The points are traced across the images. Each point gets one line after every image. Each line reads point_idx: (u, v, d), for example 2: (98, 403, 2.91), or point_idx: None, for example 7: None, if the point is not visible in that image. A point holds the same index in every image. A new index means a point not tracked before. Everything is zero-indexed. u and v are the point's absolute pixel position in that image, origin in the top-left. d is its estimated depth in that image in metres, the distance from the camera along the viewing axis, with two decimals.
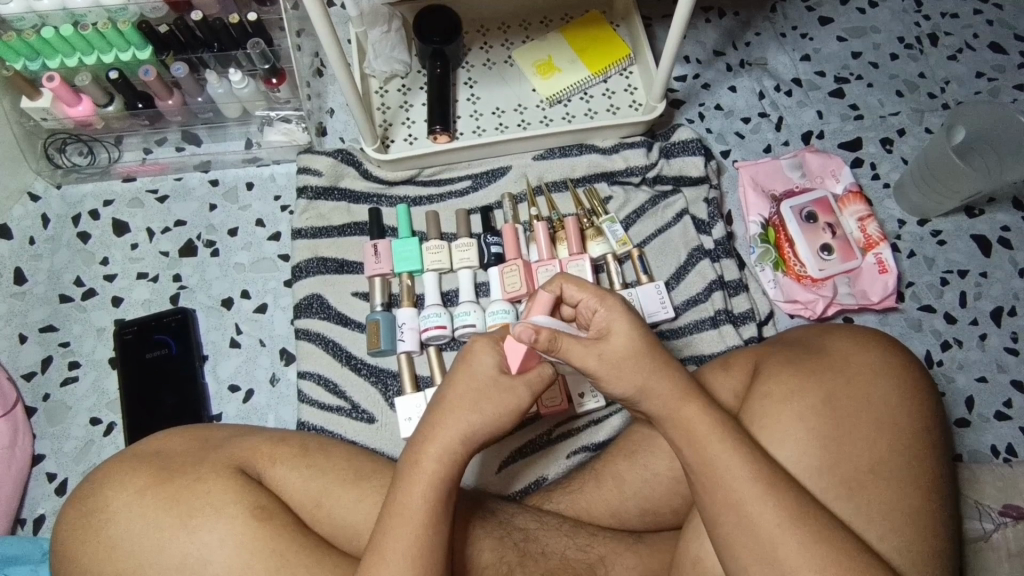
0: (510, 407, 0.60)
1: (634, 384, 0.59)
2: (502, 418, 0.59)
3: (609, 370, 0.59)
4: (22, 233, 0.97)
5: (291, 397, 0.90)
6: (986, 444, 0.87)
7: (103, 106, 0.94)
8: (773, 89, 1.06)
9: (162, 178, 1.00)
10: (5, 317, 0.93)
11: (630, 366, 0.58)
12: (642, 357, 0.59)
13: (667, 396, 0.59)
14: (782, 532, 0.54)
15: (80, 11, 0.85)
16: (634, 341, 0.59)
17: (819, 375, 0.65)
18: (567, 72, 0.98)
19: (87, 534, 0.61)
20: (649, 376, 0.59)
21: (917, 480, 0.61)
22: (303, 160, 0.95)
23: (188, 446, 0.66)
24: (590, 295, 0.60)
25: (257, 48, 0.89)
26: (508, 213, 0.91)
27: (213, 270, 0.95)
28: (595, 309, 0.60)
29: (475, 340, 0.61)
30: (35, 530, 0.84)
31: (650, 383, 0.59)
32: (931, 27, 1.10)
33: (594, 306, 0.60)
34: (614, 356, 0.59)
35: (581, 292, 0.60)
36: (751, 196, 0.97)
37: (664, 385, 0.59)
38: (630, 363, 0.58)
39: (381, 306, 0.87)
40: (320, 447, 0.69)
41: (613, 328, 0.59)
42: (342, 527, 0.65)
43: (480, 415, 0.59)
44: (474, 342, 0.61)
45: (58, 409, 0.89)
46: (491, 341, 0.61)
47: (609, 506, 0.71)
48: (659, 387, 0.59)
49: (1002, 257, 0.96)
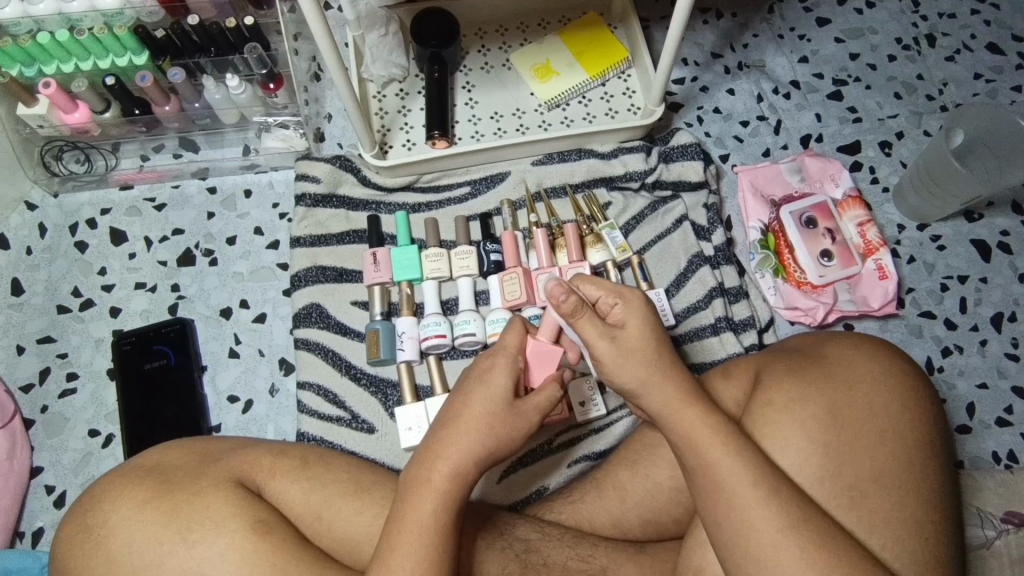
0: (520, 431, 0.61)
1: (639, 377, 0.60)
2: (512, 433, 0.60)
3: (616, 355, 0.60)
4: (19, 243, 0.97)
5: (291, 407, 0.89)
6: (987, 450, 0.88)
7: (100, 112, 0.94)
8: (772, 92, 1.05)
9: (160, 186, 1.00)
10: (3, 328, 0.93)
11: (637, 357, 0.60)
12: (650, 351, 0.60)
13: (669, 399, 0.60)
14: (784, 537, 0.54)
15: (75, 16, 0.86)
16: (645, 332, 0.61)
17: (820, 383, 0.65)
18: (566, 76, 0.97)
19: (88, 552, 0.61)
20: (653, 370, 0.60)
21: (920, 490, 0.61)
22: (301, 167, 0.95)
23: (188, 460, 0.66)
24: (607, 292, 0.62)
25: (254, 53, 0.89)
26: (507, 220, 0.92)
27: (211, 280, 0.95)
28: (613, 304, 0.62)
29: (495, 357, 0.63)
30: (35, 543, 0.83)
31: (654, 379, 0.60)
32: (929, 28, 1.10)
33: (613, 302, 0.62)
34: (630, 338, 0.60)
35: (599, 288, 0.63)
36: (751, 202, 0.97)
37: (667, 385, 0.60)
38: (636, 355, 0.60)
39: (381, 315, 0.87)
40: (321, 459, 0.69)
41: (629, 320, 0.61)
42: (343, 541, 0.65)
43: (492, 437, 0.59)
44: (495, 356, 0.63)
45: (56, 420, 0.89)
46: (509, 359, 0.63)
47: (611, 517, 0.72)
48: (662, 387, 0.60)
49: (1002, 261, 0.96)
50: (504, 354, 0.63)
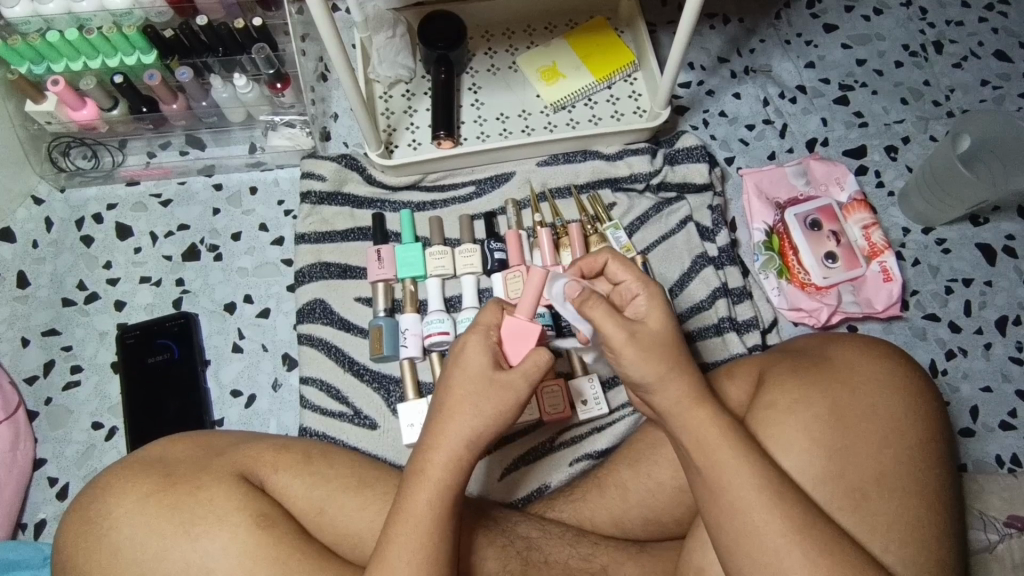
0: (512, 408, 0.59)
1: (657, 372, 0.58)
2: (503, 416, 0.59)
3: (637, 350, 0.58)
4: (25, 237, 0.97)
5: (293, 402, 0.89)
6: (991, 454, 0.87)
7: (108, 109, 0.94)
8: (778, 96, 1.06)
9: (167, 182, 1.00)
10: (8, 321, 0.93)
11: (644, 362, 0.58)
12: (667, 347, 0.59)
13: (676, 398, 0.59)
14: (786, 542, 0.54)
15: (85, 15, 0.87)
16: (664, 329, 0.59)
17: (824, 384, 0.65)
18: (572, 78, 0.98)
19: (90, 542, 0.61)
20: (670, 367, 0.58)
21: (924, 491, 0.61)
22: (308, 164, 0.95)
23: (191, 453, 0.66)
24: (634, 280, 0.62)
25: (262, 53, 0.90)
26: (512, 219, 0.91)
27: (216, 275, 0.95)
28: (636, 295, 0.62)
29: (467, 335, 0.61)
30: (36, 535, 0.84)
31: (665, 382, 0.58)
32: (936, 34, 1.10)
33: (637, 291, 0.62)
34: (645, 337, 0.58)
35: (628, 274, 0.62)
36: (756, 203, 0.97)
37: (677, 385, 0.59)
38: (656, 351, 0.58)
39: (384, 312, 0.87)
40: (324, 454, 0.69)
41: (649, 313, 0.60)
42: (345, 535, 0.65)
43: (480, 416, 0.58)
44: (466, 336, 0.61)
45: (59, 413, 0.89)
46: (482, 336, 0.61)
47: (612, 514, 0.71)
48: (672, 386, 0.59)
49: (1008, 266, 0.96)
50: (476, 332, 0.61)
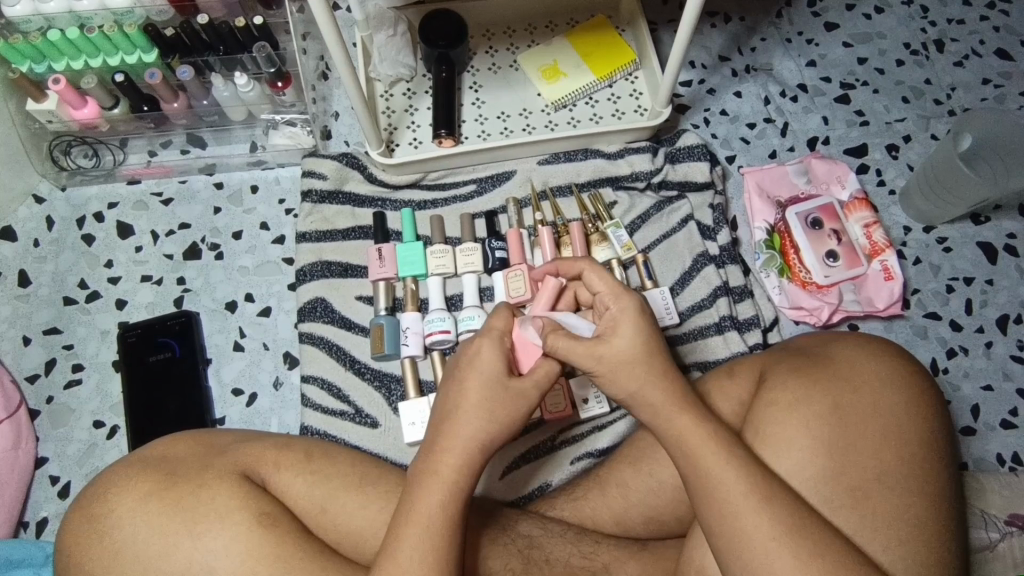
0: (513, 411, 0.60)
1: (628, 390, 0.60)
2: (499, 417, 0.59)
3: (604, 371, 0.60)
4: (26, 236, 0.97)
5: (295, 400, 0.89)
6: (991, 452, 0.87)
7: (109, 108, 0.94)
8: (779, 95, 1.06)
9: (168, 181, 1.00)
10: (9, 319, 0.93)
11: (626, 370, 0.60)
12: (640, 362, 0.60)
13: (657, 406, 0.59)
14: (777, 545, 0.54)
15: (85, 13, 0.87)
16: (636, 344, 0.60)
17: (823, 384, 0.65)
18: (573, 77, 0.98)
19: (91, 541, 0.61)
20: (645, 382, 0.59)
21: (923, 490, 0.61)
22: (308, 163, 0.95)
23: (192, 452, 0.66)
24: (607, 291, 0.62)
25: (262, 52, 0.90)
26: (513, 218, 0.91)
27: (217, 274, 0.95)
28: (609, 305, 0.62)
29: (479, 339, 0.62)
30: (38, 533, 0.84)
31: (645, 390, 0.59)
32: (937, 33, 1.10)
33: (609, 303, 0.62)
34: (612, 358, 0.59)
35: (601, 285, 0.63)
36: (757, 203, 0.97)
37: (656, 394, 0.59)
38: (627, 370, 0.59)
39: (385, 310, 0.87)
40: (325, 453, 0.69)
41: (620, 326, 0.61)
42: (346, 533, 0.65)
43: (472, 420, 0.59)
44: (475, 340, 0.62)
45: (61, 411, 0.89)
46: (495, 340, 0.62)
47: (614, 512, 0.71)
48: (652, 395, 0.59)
49: (1009, 264, 0.96)
50: (488, 336, 0.62)
